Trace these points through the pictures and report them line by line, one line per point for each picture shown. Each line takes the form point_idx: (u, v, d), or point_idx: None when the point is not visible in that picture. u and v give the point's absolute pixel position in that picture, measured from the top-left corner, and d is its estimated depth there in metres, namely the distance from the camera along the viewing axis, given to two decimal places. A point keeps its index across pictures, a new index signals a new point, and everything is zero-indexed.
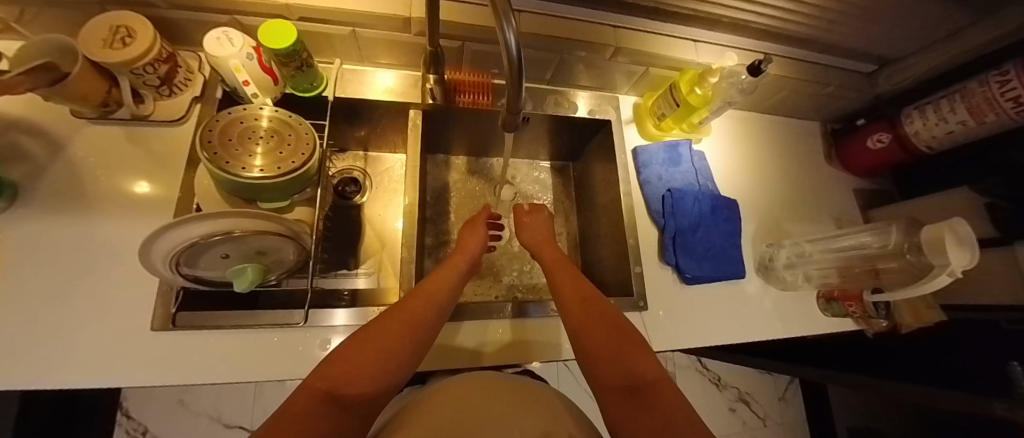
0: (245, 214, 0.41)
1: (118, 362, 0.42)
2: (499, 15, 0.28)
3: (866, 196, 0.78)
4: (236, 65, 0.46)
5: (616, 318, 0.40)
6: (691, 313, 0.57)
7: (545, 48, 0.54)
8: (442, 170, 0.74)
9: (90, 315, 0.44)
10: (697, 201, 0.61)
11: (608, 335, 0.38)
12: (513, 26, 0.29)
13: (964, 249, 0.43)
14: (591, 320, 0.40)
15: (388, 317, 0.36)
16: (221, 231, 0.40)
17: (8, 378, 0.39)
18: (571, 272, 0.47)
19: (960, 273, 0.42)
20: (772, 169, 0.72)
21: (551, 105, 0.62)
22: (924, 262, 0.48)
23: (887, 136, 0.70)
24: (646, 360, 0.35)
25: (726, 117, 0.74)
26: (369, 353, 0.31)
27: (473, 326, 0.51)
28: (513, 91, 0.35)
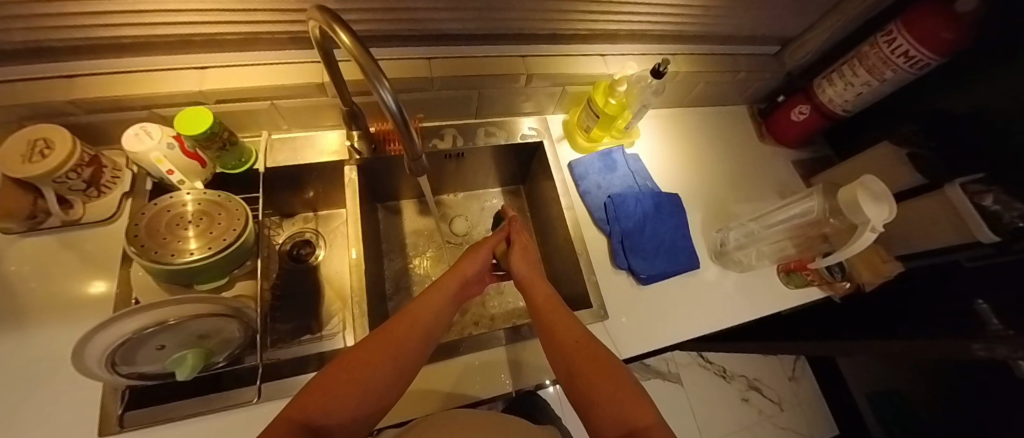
0: (178, 301, 0.40)
1: None
2: (370, 78, 0.30)
3: (806, 165, 0.81)
4: (157, 157, 0.47)
5: (611, 363, 0.41)
6: (654, 312, 0.57)
7: (460, 87, 0.57)
8: (394, 216, 0.75)
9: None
10: (638, 202, 0.63)
11: (594, 374, 0.39)
12: (386, 86, 0.30)
13: (882, 203, 0.45)
14: (590, 363, 0.40)
15: (372, 347, 0.38)
16: (154, 323, 0.39)
17: None
18: (567, 320, 0.45)
19: (882, 226, 0.43)
20: (709, 157, 0.75)
21: (481, 136, 0.64)
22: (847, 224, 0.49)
23: (807, 107, 0.73)
24: (642, 410, 0.36)
25: (655, 116, 0.77)
26: (355, 375, 0.35)
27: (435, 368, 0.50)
28: (407, 139, 0.36)
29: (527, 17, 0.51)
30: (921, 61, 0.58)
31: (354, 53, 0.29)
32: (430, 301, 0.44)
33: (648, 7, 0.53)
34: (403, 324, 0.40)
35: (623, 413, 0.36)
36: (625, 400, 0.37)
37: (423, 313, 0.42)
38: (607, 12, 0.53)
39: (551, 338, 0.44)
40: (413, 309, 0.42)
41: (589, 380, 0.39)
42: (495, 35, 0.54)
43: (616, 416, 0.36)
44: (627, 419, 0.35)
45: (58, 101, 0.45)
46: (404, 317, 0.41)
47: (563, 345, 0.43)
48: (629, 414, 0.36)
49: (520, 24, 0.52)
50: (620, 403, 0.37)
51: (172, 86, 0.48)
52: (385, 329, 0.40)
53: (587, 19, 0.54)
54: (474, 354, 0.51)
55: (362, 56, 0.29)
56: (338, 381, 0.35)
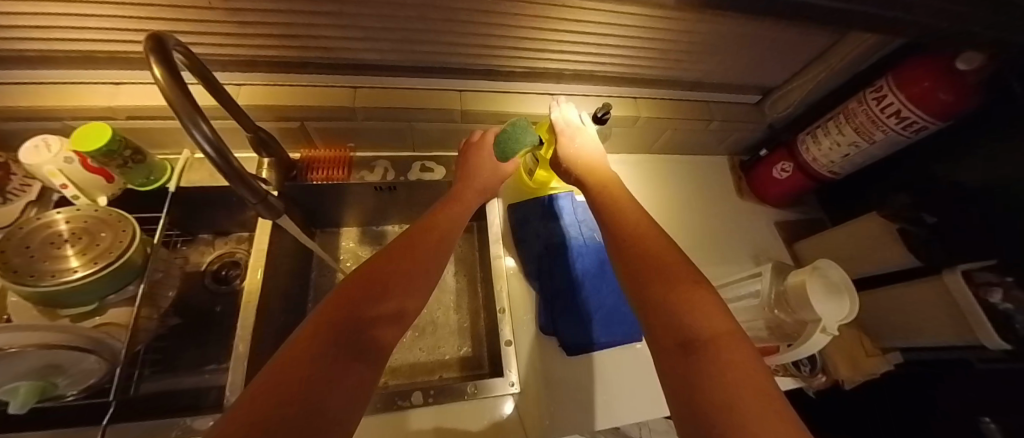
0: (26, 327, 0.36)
1: None
2: (181, 116, 0.26)
3: (791, 227, 0.72)
4: (51, 171, 0.46)
5: (679, 259, 0.34)
6: (577, 392, 0.49)
7: (388, 118, 0.53)
8: (332, 244, 0.71)
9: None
10: (579, 256, 0.57)
11: (662, 266, 0.33)
12: (204, 129, 0.28)
13: (840, 297, 0.37)
14: (647, 262, 0.34)
15: (384, 258, 0.38)
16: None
17: None
18: (625, 225, 0.39)
19: (835, 329, 0.36)
20: (677, 209, 0.68)
21: (415, 171, 0.59)
22: (790, 321, 0.41)
23: (789, 165, 0.65)
24: (710, 306, 0.29)
25: (623, 159, 0.70)
26: (381, 273, 0.36)
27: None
28: (243, 183, 0.34)
29: (453, 51, 0.47)
30: (916, 125, 0.49)
31: (165, 89, 0.26)
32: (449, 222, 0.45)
33: (590, 46, 0.49)
34: (421, 238, 0.41)
35: (696, 310, 0.29)
36: (695, 299, 0.30)
37: (433, 232, 0.43)
38: (545, 50, 0.48)
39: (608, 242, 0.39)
40: (431, 226, 0.43)
41: (643, 278, 0.33)
42: (425, 67, 0.50)
43: (675, 320, 0.29)
44: (689, 321, 0.28)
45: None
46: (417, 232, 0.42)
47: (625, 248, 0.36)
48: (695, 317, 0.28)
49: (450, 57, 0.48)
50: (690, 301, 0.30)
51: (82, 100, 0.47)
52: (410, 241, 0.40)
53: (525, 56, 0.49)
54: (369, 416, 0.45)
55: (173, 94, 0.26)
56: (371, 281, 0.35)
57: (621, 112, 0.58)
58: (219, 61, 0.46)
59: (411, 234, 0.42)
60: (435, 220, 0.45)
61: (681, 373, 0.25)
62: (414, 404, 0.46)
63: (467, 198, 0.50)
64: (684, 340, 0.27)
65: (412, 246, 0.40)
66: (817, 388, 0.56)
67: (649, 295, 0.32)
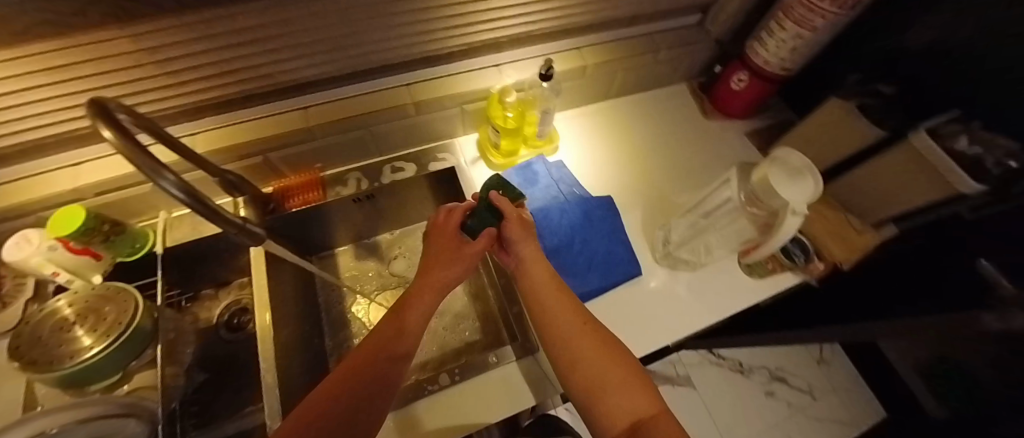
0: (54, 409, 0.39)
1: None
2: (143, 171, 0.26)
3: (764, 133, 0.72)
4: (40, 262, 0.47)
5: (609, 334, 0.42)
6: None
7: (344, 129, 0.53)
8: (330, 266, 0.72)
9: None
10: (564, 213, 0.58)
11: (602, 352, 0.40)
12: (170, 178, 0.27)
13: (805, 178, 0.39)
14: (597, 344, 0.41)
15: (361, 352, 0.38)
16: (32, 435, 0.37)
17: None
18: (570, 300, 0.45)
19: (805, 207, 0.38)
20: (649, 146, 0.68)
21: (387, 174, 0.60)
22: (768, 214, 0.43)
23: (744, 74, 0.65)
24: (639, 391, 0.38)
25: (584, 111, 0.70)
26: (387, 338, 0.39)
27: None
28: (218, 217, 0.35)
29: (385, 45, 0.47)
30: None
31: (123, 151, 0.26)
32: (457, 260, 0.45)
33: (514, 7, 0.49)
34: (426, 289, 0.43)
35: (634, 400, 0.37)
36: (629, 383, 0.38)
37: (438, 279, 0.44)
38: (474, 20, 0.49)
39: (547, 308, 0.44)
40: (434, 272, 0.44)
41: (587, 355, 0.40)
42: (364, 70, 0.51)
43: (621, 404, 0.37)
44: (629, 405, 0.37)
45: None
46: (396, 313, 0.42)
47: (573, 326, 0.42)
48: (635, 397, 0.37)
49: (384, 52, 0.48)
50: (625, 385, 0.38)
51: (47, 186, 0.47)
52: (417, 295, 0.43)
53: (456, 33, 0.50)
54: (404, 409, 0.47)
55: (133, 154, 0.26)
56: (347, 384, 0.35)
57: (561, 66, 0.58)
58: (164, 117, 0.47)
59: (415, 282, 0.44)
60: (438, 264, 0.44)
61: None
62: (443, 386, 0.48)
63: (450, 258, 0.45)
64: (632, 423, 0.36)
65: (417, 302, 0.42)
66: (819, 277, 0.58)
67: (604, 377, 0.39)
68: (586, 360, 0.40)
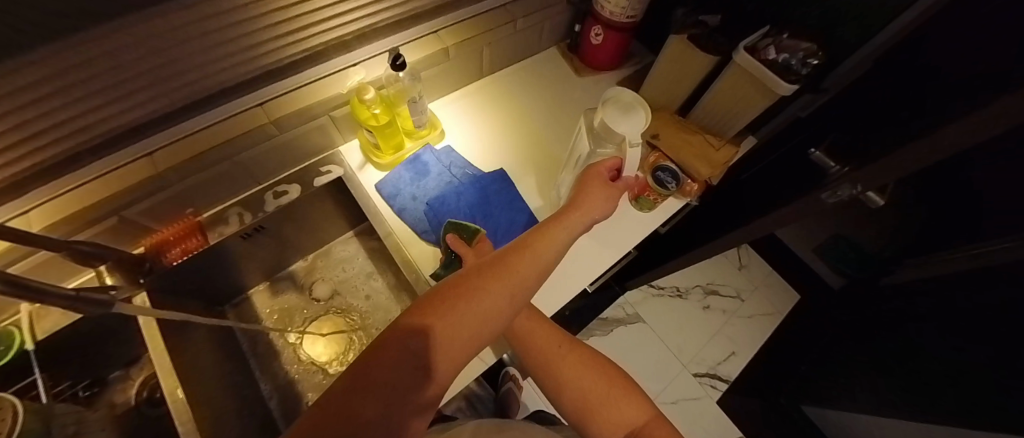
0: None
1: None
2: None
3: (635, 79, 0.78)
4: None
5: (592, 354, 0.47)
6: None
7: (205, 166, 0.51)
8: (249, 309, 0.69)
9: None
10: (460, 195, 0.60)
11: (593, 375, 0.44)
12: None
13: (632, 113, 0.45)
14: (581, 366, 0.45)
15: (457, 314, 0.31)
16: None
17: None
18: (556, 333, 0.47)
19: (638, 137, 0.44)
20: (534, 112, 0.71)
21: (271, 200, 0.58)
22: (618, 150, 0.49)
23: (598, 28, 0.69)
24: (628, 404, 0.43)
25: (465, 92, 0.71)
26: (432, 361, 0.29)
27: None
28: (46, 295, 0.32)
29: (213, 72, 0.45)
30: None
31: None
32: (515, 283, 0.34)
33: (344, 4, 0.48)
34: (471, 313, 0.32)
35: (630, 412, 0.42)
36: (620, 398, 0.43)
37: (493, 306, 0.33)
38: (307, 26, 0.47)
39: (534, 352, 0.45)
40: (485, 295, 0.33)
41: (581, 380, 0.44)
42: (201, 101, 0.47)
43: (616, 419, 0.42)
44: (625, 418, 0.42)
45: None
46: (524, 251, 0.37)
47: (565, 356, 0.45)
48: (628, 409, 0.42)
49: (212, 81, 0.46)
50: (617, 400, 0.42)
51: None
52: (453, 315, 0.31)
53: (290, 43, 0.48)
54: None
55: None
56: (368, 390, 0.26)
57: (413, 57, 0.59)
58: None
59: (446, 294, 0.32)
60: (488, 279, 0.33)
61: None
62: None
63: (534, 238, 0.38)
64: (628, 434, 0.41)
65: (457, 328, 0.31)
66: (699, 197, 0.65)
67: (601, 397, 0.43)
68: (587, 383, 0.43)
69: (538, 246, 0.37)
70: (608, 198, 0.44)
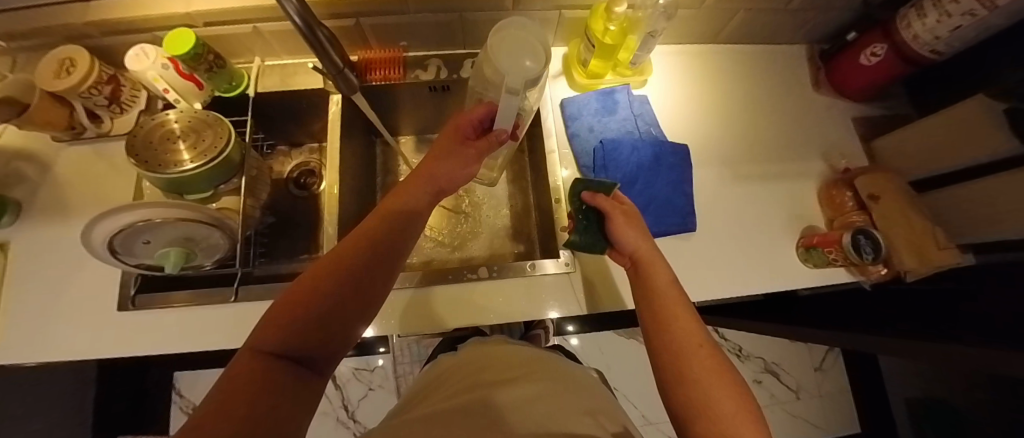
0: (163, 204, 0.43)
1: (107, 338, 0.51)
2: None
3: (871, 123, 0.66)
4: (154, 77, 0.51)
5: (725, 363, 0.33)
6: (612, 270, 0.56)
7: (438, 8, 0.52)
8: (391, 152, 0.76)
9: (82, 303, 0.53)
10: (635, 150, 0.56)
11: (709, 370, 0.31)
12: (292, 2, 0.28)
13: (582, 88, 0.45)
14: (693, 356, 0.33)
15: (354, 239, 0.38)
16: (142, 220, 0.43)
17: (40, 351, 0.50)
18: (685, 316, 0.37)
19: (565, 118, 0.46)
20: (740, 106, 0.64)
21: (467, 69, 0.59)
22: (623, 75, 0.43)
23: (882, 48, 0.57)
24: (759, 436, 0.28)
25: (680, 51, 0.65)
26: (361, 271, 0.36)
27: (399, 293, 0.54)
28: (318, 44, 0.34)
29: None
30: None
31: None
32: (403, 209, 0.41)
33: None
34: (352, 259, 0.36)
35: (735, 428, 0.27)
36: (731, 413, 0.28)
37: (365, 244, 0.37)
38: None
39: (653, 320, 0.38)
40: (389, 220, 0.40)
41: (700, 372, 0.31)
42: None
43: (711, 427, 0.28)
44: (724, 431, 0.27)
45: (78, 24, 0.49)
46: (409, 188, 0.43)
47: (679, 338, 0.34)
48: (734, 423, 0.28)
49: None
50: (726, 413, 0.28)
51: (159, 7, 0.49)
52: (369, 236, 0.38)
53: None
54: (454, 283, 0.55)
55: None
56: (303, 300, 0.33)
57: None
58: None
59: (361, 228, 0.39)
60: (399, 201, 0.42)
61: None
62: (481, 276, 0.55)
63: (439, 172, 0.45)
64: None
65: (338, 268, 0.35)
66: (874, 281, 0.56)
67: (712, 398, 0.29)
68: (695, 371, 0.31)
69: (402, 205, 0.42)
70: (462, 156, 0.46)
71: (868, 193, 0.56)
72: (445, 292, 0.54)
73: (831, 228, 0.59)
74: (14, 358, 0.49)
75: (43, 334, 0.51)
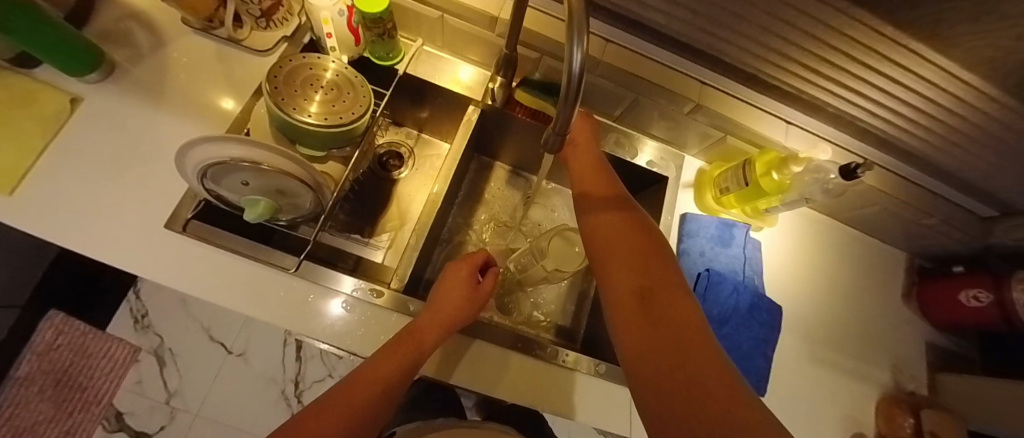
0: (278, 152, 0.39)
1: (137, 250, 0.44)
2: (573, 28, 0.23)
3: (941, 356, 0.66)
4: (325, 18, 0.47)
5: (635, 217, 0.40)
6: None
7: (620, 84, 0.51)
8: (483, 171, 0.72)
9: (126, 197, 0.46)
10: (736, 293, 0.54)
11: (614, 230, 0.38)
12: (584, 50, 0.24)
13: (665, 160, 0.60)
14: (603, 214, 0.40)
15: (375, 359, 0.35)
16: (250, 160, 0.38)
17: (53, 230, 0.42)
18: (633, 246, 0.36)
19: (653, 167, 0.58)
20: (835, 286, 0.63)
21: (610, 142, 0.58)
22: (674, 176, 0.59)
23: (988, 297, 0.57)
24: (658, 263, 0.34)
25: (798, 213, 0.65)
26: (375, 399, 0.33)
27: (463, 342, 0.47)
28: (565, 113, 0.30)
29: (739, 42, 0.45)
30: None
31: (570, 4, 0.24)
32: (426, 327, 0.39)
33: (880, 94, 0.47)
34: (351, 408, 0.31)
35: (640, 270, 0.33)
36: (635, 255, 0.35)
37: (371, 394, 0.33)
38: (831, 79, 0.47)
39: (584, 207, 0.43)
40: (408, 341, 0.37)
41: (604, 228, 0.39)
42: (691, 47, 0.49)
43: (632, 271, 0.34)
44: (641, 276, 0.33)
45: None
46: (432, 310, 0.41)
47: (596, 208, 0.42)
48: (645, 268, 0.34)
49: (731, 50, 0.47)
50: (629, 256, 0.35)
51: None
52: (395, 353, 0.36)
53: (808, 80, 0.48)
54: (520, 353, 0.49)
55: (578, 11, 0.23)
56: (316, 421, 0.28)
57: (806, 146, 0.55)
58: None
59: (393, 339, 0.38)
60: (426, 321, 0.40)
61: (629, 307, 0.30)
62: (548, 358, 0.49)
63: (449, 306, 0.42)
64: (642, 290, 0.31)
65: (336, 413, 0.30)
66: None
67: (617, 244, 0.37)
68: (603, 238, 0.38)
69: (426, 337, 0.39)
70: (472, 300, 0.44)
71: (931, 430, 0.55)
72: (497, 365, 0.47)
73: None
74: (27, 226, 0.41)
75: (66, 210, 0.43)
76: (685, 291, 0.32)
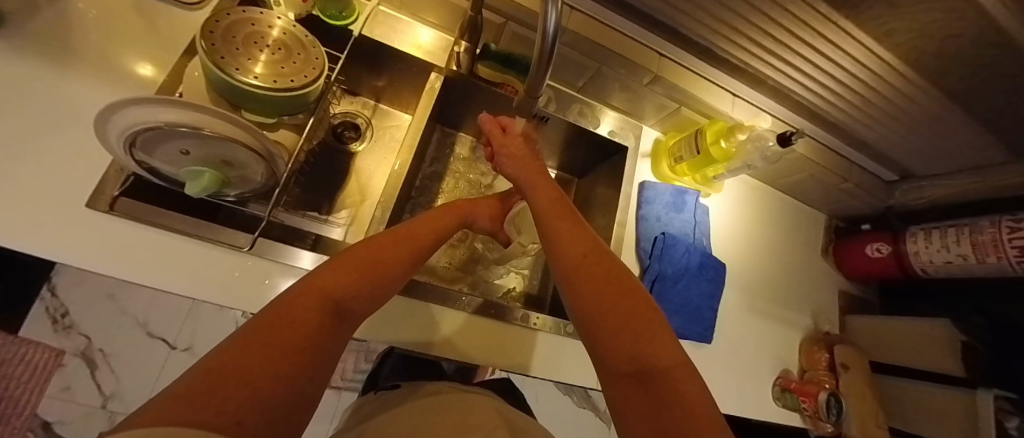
0: (222, 115, 0.36)
1: (55, 233, 0.38)
2: None
3: (851, 302, 0.77)
4: None
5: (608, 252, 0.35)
6: None
7: (582, 51, 0.52)
8: (448, 144, 0.71)
9: (36, 168, 0.40)
10: (687, 253, 0.59)
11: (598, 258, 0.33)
12: (555, 12, 0.29)
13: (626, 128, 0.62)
14: (578, 231, 0.36)
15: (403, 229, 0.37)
16: (189, 125, 0.35)
17: None
18: (570, 217, 0.38)
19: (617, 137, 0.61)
20: (770, 244, 0.71)
21: (574, 112, 0.59)
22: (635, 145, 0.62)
23: (887, 249, 0.68)
24: (650, 314, 0.29)
25: (740, 180, 0.72)
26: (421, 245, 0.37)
27: (449, 313, 0.49)
28: (538, 75, 0.35)
29: (696, 15, 0.48)
30: None
31: None
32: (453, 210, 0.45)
33: (814, 68, 0.53)
34: (388, 259, 0.33)
35: (626, 314, 0.29)
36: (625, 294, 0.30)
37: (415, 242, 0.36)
38: (772, 53, 0.51)
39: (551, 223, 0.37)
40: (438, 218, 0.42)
41: (581, 243, 0.34)
42: (651, 18, 0.51)
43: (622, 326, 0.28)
44: (640, 346, 0.27)
45: None
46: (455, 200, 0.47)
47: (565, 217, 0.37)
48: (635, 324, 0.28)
49: (689, 22, 0.49)
50: (619, 297, 0.30)
51: None
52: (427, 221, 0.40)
53: (755, 53, 0.52)
54: (490, 318, 0.51)
55: None
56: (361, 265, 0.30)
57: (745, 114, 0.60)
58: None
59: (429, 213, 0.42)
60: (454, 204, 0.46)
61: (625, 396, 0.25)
62: (515, 321, 0.52)
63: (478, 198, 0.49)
64: (637, 369, 0.26)
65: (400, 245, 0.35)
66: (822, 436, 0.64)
67: (601, 274, 0.32)
68: (582, 257, 0.33)
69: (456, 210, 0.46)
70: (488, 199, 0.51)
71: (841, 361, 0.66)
72: (477, 331, 0.49)
73: (802, 377, 0.66)
74: None
75: None
76: (690, 368, 0.26)
